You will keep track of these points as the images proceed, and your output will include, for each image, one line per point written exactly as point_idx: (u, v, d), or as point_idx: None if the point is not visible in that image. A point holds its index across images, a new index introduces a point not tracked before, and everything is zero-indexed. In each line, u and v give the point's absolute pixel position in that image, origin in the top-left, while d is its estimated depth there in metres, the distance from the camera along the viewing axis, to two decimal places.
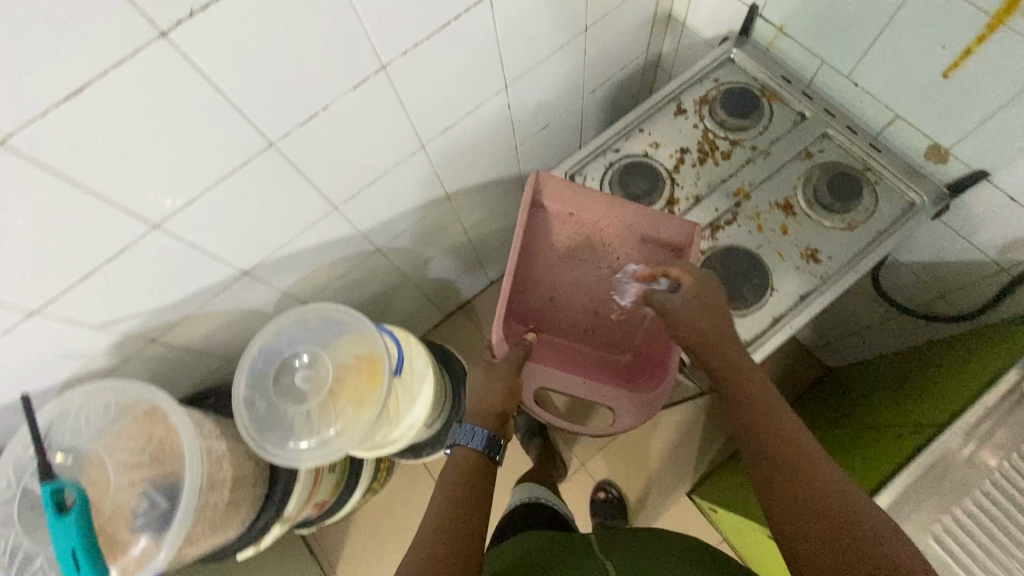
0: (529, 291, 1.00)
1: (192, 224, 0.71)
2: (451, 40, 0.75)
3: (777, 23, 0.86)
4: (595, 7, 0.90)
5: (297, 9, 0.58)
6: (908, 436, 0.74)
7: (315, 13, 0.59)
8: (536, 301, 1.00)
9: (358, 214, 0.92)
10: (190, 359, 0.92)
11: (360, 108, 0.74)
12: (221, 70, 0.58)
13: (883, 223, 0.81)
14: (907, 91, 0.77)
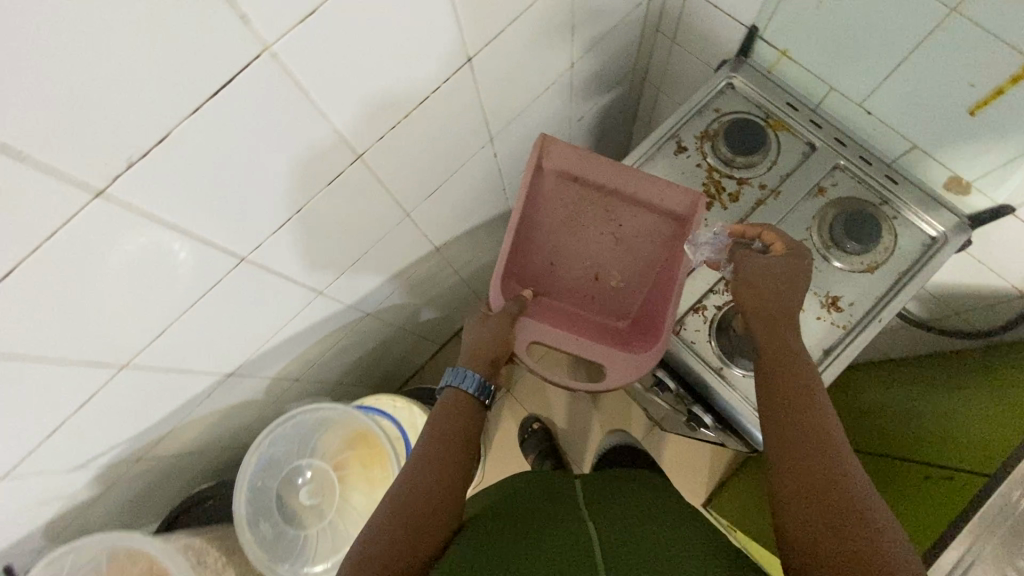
0: (532, 254, 0.99)
1: (165, 353, 0.64)
2: (432, 113, 0.67)
3: (779, 48, 0.80)
4: (580, 43, 0.82)
5: (259, 129, 0.50)
6: (958, 486, 0.72)
7: (281, 126, 0.52)
8: (538, 265, 1.00)
9: (344, 290, 0.85)
10: (181, 462, 0.86)
11: (338, 199, 0.67)
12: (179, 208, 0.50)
13: (905, 261, 0.77)
14: (926, 123, 0.72)
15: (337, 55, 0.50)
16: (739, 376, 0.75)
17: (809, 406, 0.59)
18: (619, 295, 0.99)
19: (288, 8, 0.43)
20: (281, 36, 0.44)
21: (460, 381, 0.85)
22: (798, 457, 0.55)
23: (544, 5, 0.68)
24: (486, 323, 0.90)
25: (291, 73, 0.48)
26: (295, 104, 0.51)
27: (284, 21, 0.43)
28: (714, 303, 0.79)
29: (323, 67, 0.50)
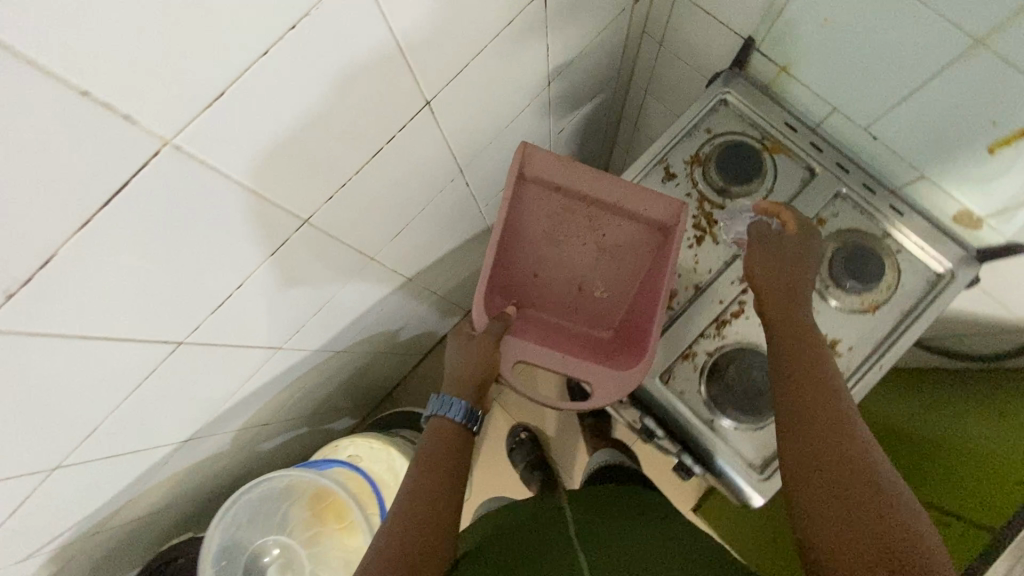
0: (513, 263, 0.86)
1: (103, 442, 0.58)
2: (390, 161, 0.60)
3: (779, 63, 0.72)
4: (555, 59, 0.74)
5: (175, 222, 0.43)
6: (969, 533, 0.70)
7: (205, 213, 0.45)
8: (520, 275, 0.87)
9: (309, 338, 0.79)
10: (147, 521, 0.82)
11: (288, 264, 0.60)
12: (87, 319, 0.43)
13: (908, 300, 0.71)
14: (935, 155, 0.66)
15: (260, 129, 0.42)
16: (730, 429, 0.71)
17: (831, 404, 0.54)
18: (605, 308, 0.86)
19: (186, 96, 0.35)
20: (183, 128, 0.37)
21: (446, 410, 0.72)
22: (819, 457, 0.50)
23: (511, 30, 0.60)
24: (470, 347, 0.76)
25: (206, 161, 0.40)
26: (216, 188, 0.43)
27: (184, 110, 0.36)
28: (704, 349, 0.73)
29: (244, 145, 0.42)
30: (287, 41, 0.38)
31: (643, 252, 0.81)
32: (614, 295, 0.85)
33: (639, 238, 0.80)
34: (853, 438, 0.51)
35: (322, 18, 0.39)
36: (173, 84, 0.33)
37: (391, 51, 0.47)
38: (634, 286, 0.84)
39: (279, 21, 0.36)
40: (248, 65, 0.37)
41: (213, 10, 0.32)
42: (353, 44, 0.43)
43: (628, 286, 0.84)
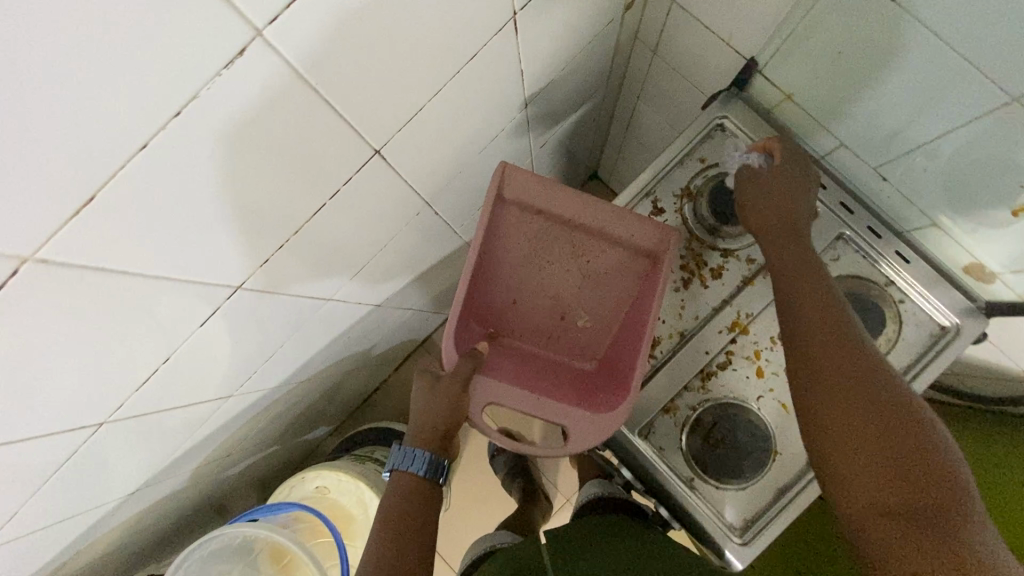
0: (488, 290, 0.76)
1: (33, 513, 0.56)
2: (338, 213, 0.53)
3: (784, 90, 0.64)
4: (534, 83, 0.65)
5: (65, 332, 0.38)
6: None
7: (107, 311, 0.40)
8: (496, 302, 0.77)
9: (265, 378, 0.74)
10: (104, 556, 0.81)
11: (221, 326, 0.55)
12: None
13: (907, 356, 0.66)
14: (950, 201, 0.60)
15: (154, 220, 0.36)
16: (711, 488, 0.67)
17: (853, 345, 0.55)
18: (589, 339, 0.77)
19: (41, 211, 0.30)
20: (44, 243, 0.31)
21: (408, 463, 0.67)
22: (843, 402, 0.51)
23: (476, 66, 0.52)
24: (436, 392, 0.66)
25: (87, 268, 0.35)
26: (110, 288, 0.38)
27: (41, 224, 0.30)
28: (687, 403, 0.68)
29: (137, 239, 0.37)
30: (170, 133, 0.32)
31: (631, 280, 0.73)
32: (599, 325, 0.76)
33: (626, 265, 0.72)
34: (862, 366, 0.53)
35: (215, 99, 0.32)
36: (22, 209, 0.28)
37: (317, 110, 0.40)
38: (622, 317, 0.75)
39: (154, 113, 0.30)
40: (120, 166, 0.31)
41: (53, 120, 0.26)
42: (261, 112, 0.36)
43: (614, 316, 0.75)
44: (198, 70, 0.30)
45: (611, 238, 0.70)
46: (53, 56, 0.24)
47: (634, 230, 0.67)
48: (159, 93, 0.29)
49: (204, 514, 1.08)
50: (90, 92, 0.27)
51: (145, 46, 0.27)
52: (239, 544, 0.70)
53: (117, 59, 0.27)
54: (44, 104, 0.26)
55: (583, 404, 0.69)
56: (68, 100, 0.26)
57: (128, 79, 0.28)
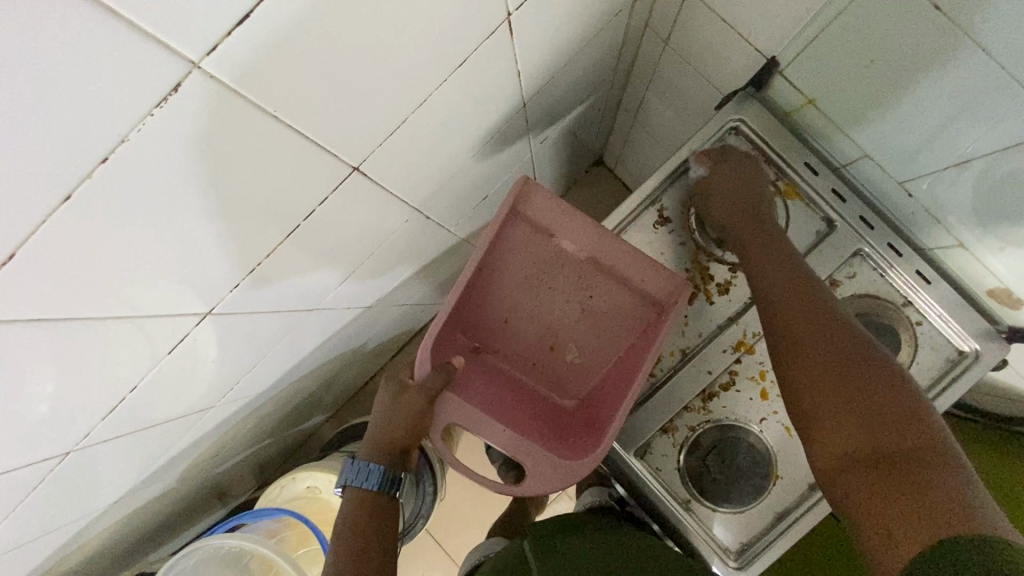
0: (481, 305, 0.73)
1: (6, 535, 0.55)
2: (315, 230, 0.49)
3: (807, 95, 0.59)
4: (531, 81, 0.60)
5: (10, 372, 0.36)
6: None
7: (55, 350, 0.38)
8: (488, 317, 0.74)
9: (252, 385, 0.72)
10: (94, 555, 0.80)
11: (195, 348, 0.53)
12: None
13: (921, 380, 0.63)
14: (978, 220, 0.56)
15: (96, 265, 0.34)
16: (707, 509, 0.65)
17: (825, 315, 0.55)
18: (575, 376, 0.74)
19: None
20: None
21: (362, 479, 0.65)
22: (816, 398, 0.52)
23: (464, 71, 0.47)
24: (399, 401, 0.65)
25: (24, 318, 0.33)
26: (56, 329, 0.36)
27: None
28: (686, 424, 0.66)
29: (80, 286, 0.34)
30: (95, 182, 0.28)
31: (630, 327, 0.71)
32: (587, 364, 0.73)
33: (629, 309, 0.70)
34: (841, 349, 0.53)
35: (151, 140, 0.29)
36: None
37: (280, 134, 0.36)
38: (612, 362, 0.72)
39: (74, 164, 0.27)
40: (41, 220, 0.28)
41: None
42: (211, 143, 0.32)
43: (607, 359, 0.73)
44: (123, 115, 0.26)
45: (620, 277, 0.68)
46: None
47: (646, 275, 0.65)
48: (76, 144, 0.26)
49: (200, 506, 1.08)
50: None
51: (51, 96, 0.24)
52: (228, 555, 0.69)
53: (19, 113, 0.23)
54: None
55: (552, 446, 0.67)
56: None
57: (35, 133, 0.24)
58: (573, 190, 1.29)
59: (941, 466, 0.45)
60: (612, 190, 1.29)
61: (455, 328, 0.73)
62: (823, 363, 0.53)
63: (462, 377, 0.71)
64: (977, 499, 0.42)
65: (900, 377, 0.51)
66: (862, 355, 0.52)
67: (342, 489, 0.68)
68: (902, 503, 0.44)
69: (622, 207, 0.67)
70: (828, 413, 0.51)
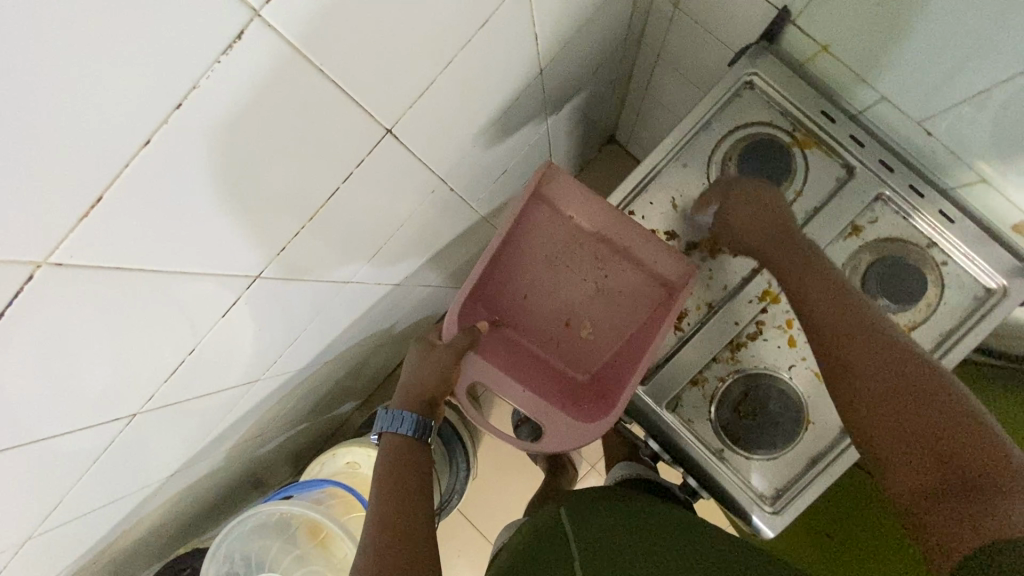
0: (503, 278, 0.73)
1: (72, 508, 0.57)
2: (349, 201, 0.52)
3: (819, 41, 0.60)
4: (549, 46, 0.61)
5: (84, 330, 0.39)
6: None
7: (123, 309, 0.40)
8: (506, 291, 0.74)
9: (290, 363, 0.74)
10: (148, 534, 0.85)
11: (242, 318, 0.55)
12: (13, 434, 0.41)
13: (949, 320, 0.63)
14: (1000, 154, 0.56)
15: (158, 217, 0.36)
16: (741, 458, 0.66)
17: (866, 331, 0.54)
18: (588, 353, 0.74)
19: (49, 212, 0.30)
20: (58, 243, 0.32)
21: (397, 425, 0.68)
22: (863, 413, 0.51)
23: (487, 33, 0.48)
24: (429, 361, 0.68)
25: (104, 267, 0.36)
26: (125, 283, 0.38)
27: (47, 227, 0.30)
28: (715, 374, 0.67)
29: (143, 239, 0.36)
30: (170, 127, 0.31)
31: (642, 307, 0.71)
32: (600, 342, 0.73)
33: (643, 290, 0.70)
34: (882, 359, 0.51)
35: (214, 89, 0.31)
36: (26, 203, 0.28)
37: (322, 94, 0.38)
38: (625, 340, 0.72)
39: (147, 107, 0.29)
40: (125, 163, 0.31)
41: (38, 122, 0.26)
42: (264, 100, 0.35)
43: (619, 337, 0.73)
44: (191, 62, 0.29)
45: (634, 259, 0.68)
46: (33, 55, 0.24)
47: (659, 256, 0.66)
48: (150, 84, 0.28)
49: (240, 492, 1.11)
50: (76, 89, 0.26)
51: (132, 40, 0.26)
52: (275, 522, 0.73)
53: (104, 56, 0.26)
54: (21, 105, 0.25)
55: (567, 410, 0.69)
56: (49, 99, 0.25)
57: (118, 73, 0.27)
58: (586, 169, 1.30)
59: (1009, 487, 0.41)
60: (624, 167, 1.30)
61: (477, 300, 0.74)
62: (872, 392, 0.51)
63: (486, 343, 0.72)
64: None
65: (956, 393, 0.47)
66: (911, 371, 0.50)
67: (377, 438, 0.70)
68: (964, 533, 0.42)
69: (641, 167, 0.68)
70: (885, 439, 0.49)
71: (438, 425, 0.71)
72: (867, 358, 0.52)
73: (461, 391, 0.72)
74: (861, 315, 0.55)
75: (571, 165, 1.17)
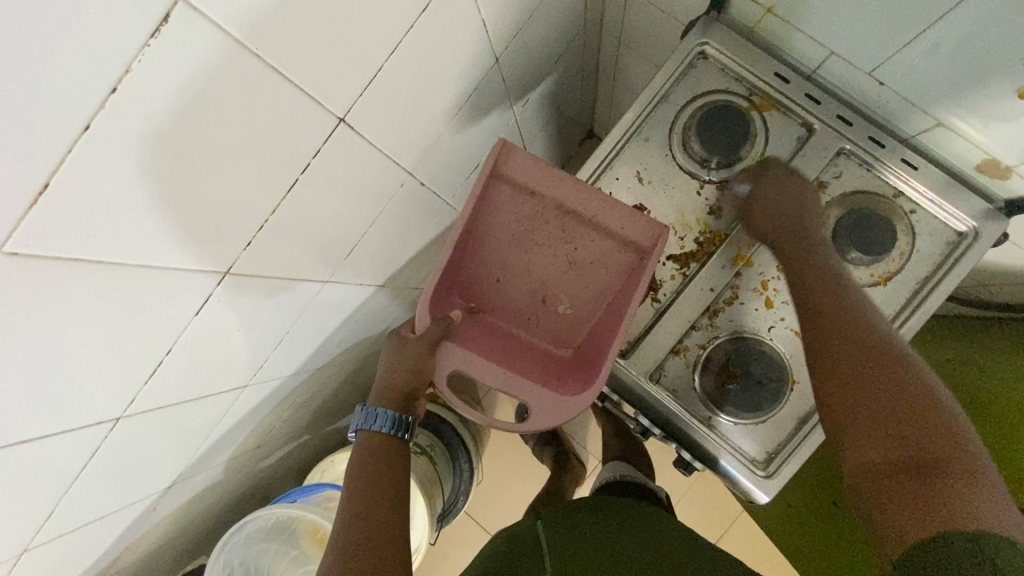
0: (470, 262, 0.74)
1: (69, 518, 0.59)
2: (315, 195, 0.53)
3: (764, 4, 0.61)
4: (502, 32, 0.62)
5: (53, 329, 0.40)
6: None
7: (91, 306, 0.41)
8: (477, 276, 0.75)
9: (280, 367, 0.75)
10: (155, 550, 0.86)
11: (221, 320, 0.56)
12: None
13: (923, 268, 0.64)
14: (954, 97, 0.56)
15: (108, 214, 0.37)
16: (729, 425, 0.66)
17: (855, 321, 0.56)
18: (568, 326, 0.75)
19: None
20: (11, 234, 0.32)
21: (372, 422, 0.69)
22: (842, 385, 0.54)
23: (431, 18, 0.50)
24: (408, 354, 0.68)
25: (62, 260, 0.36)
26: (86, 277, 0.39)
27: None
28: (695, 342, 0.67)
29: (95, 236, 0.37)
30: (110, 112, 0.32)
31: (616, 274, 0.71)
32: (578, 313, 0.74)
33: (614, 257, 0.70)
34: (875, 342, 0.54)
35: (152, 79, 0.32)
36: None
37: (267, 82, 0.39)
38: (602, 308, 0.73)
39: (88, 96, 0.30)
40: (68, 149, 0.31)
41: None
42: (206, 91, 0.36)
43: (596, 307, 0.74)
44: (123, 46, 0.30)
45: (601, 228, 0.69)
46: None
47: (627, 222, 0.66)
48: (88, 73, 0.29)
49: (247, 506, 1.12)
50: (5, 74, 0.27)
51: (62, 29, 0.27)
52: (273, 526, 0.75)
53: (34, 45, 0.27)
54: None
55: (551, 385, 0.69)
56: None
57: (49, 62, 0.28)
58: (567, 163, 1.32)
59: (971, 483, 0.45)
60: None
61: (450, 287, 0.74)
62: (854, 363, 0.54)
63: (461, 330, 0.72)
64: (998, 511, 0.43)
65: (933, 390, 0.50)
66: (901, 365, 0.52)
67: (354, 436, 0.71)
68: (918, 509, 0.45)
69: (606, 143, 0.68)
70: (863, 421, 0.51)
71: (417, 420, 0.72)
72: (858, 335, 0.55)
73: (440, 381, 0.71)
74: (859, 303, 0.57)
75: (550, 159, 1.18)
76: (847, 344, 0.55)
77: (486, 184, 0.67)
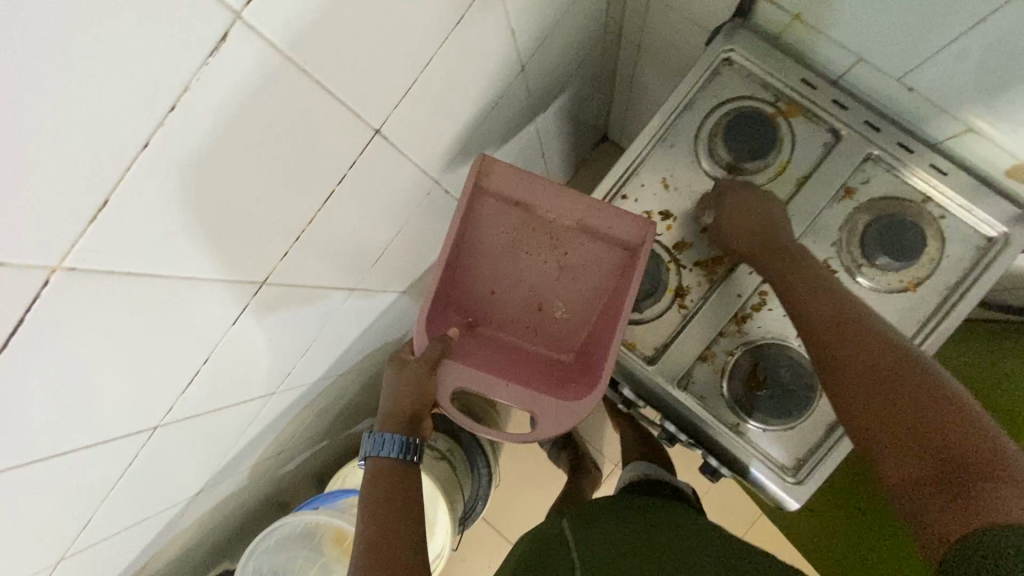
0: (465, 278, 0.74)
1: (104, 526, 0.59)
2: (347, 205, 0.53)
3: (790, 11, 0.61)
4: (527, 42, 0.62)
5: (99, 341, 0.40)
6: None
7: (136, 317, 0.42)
8: (472, 292, 0.75)
9: (304, 374, 0.76)
10: (180, 556, 0.86)
11: (254, 328, 0.57)
12: (44, 445, 0.43)
13: (953, 274, 0.63)
14: (983, 103, 0.56)
15: (157, 228, 0.38)
16: (757, 432, 0.66)
17: (849, 332, 0.55)
18: (567, 332, 0.75)
19: (57, 219, 0.31)
20: (69, 249, 0.33)
21: (379, 449, 0.69)
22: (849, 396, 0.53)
23: (463, 30, 0.50)
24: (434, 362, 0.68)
25: (112, 273, 0.37)
26: (134, 288, 0.40)
27: (53, 241, 0.32)
28: (723, 349, 0.67)
29: (143, 250, 0.38)
30: (167, 129, 0.32)
31: (608, 274, 0.71)
32: (575, 317, 0.74)
33: (603, 258, 0.71)
34: (872, 349, 0.53)
35: (202, 94, 0.33)
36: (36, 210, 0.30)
37: (309, 96, 0.40)
38: (598, 310, 0.73)
39: (146, 115, 0.31)
40: (126, 166, 0.32)
41: (42, 139, 0.27)
42: (252, 106, 0.36)
43: (592, 309, 0.74)
44: (182, 65, 0.30)
45: (589, 231, 0.69)
46: (33, 64, 0.25)
47: (614, 223, 0.66)
48: (147, 92, 0.30)
49: (267, 512, 1.13)
50: (72, 93, 0.27)
51: (125, 50, 0.28)
52: (299, 532, 0.76)
53: (100, 67, 0.27)
54: (30, 113, 0.26)
55: (554, 392, 0.69)
56: (55, 116, 0.27)
57: (113, 82, 0.28)
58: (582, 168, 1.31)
59: (993, 478, 0.42)
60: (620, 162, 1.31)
61: (447, 305, 0.74)
62: (855, 374, 0.53)
63: (462, 346, 0.72)
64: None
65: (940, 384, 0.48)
66: (909, 361, 0.51)
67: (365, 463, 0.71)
68: (952, 516, 0.43)
69: (630, 151, 0.69)
70: (876, 433, 0.50)
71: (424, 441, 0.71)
72: (851, 340, 0.54)
73: (444, 401, 0.72)
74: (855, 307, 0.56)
75: (567, 164, 1.18)
76: (841, 355, 0.54)
77: (473, 200, 0.67)
